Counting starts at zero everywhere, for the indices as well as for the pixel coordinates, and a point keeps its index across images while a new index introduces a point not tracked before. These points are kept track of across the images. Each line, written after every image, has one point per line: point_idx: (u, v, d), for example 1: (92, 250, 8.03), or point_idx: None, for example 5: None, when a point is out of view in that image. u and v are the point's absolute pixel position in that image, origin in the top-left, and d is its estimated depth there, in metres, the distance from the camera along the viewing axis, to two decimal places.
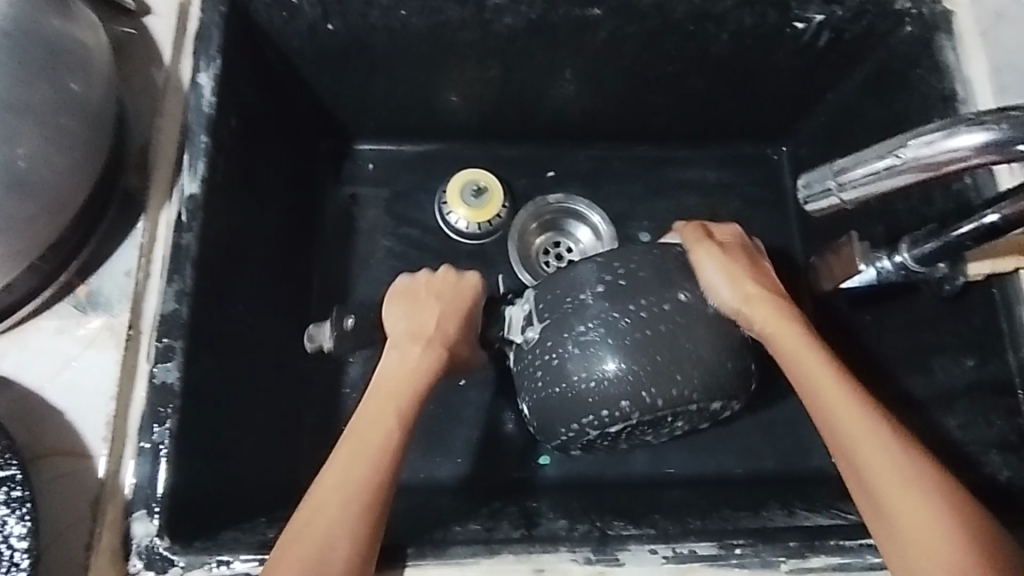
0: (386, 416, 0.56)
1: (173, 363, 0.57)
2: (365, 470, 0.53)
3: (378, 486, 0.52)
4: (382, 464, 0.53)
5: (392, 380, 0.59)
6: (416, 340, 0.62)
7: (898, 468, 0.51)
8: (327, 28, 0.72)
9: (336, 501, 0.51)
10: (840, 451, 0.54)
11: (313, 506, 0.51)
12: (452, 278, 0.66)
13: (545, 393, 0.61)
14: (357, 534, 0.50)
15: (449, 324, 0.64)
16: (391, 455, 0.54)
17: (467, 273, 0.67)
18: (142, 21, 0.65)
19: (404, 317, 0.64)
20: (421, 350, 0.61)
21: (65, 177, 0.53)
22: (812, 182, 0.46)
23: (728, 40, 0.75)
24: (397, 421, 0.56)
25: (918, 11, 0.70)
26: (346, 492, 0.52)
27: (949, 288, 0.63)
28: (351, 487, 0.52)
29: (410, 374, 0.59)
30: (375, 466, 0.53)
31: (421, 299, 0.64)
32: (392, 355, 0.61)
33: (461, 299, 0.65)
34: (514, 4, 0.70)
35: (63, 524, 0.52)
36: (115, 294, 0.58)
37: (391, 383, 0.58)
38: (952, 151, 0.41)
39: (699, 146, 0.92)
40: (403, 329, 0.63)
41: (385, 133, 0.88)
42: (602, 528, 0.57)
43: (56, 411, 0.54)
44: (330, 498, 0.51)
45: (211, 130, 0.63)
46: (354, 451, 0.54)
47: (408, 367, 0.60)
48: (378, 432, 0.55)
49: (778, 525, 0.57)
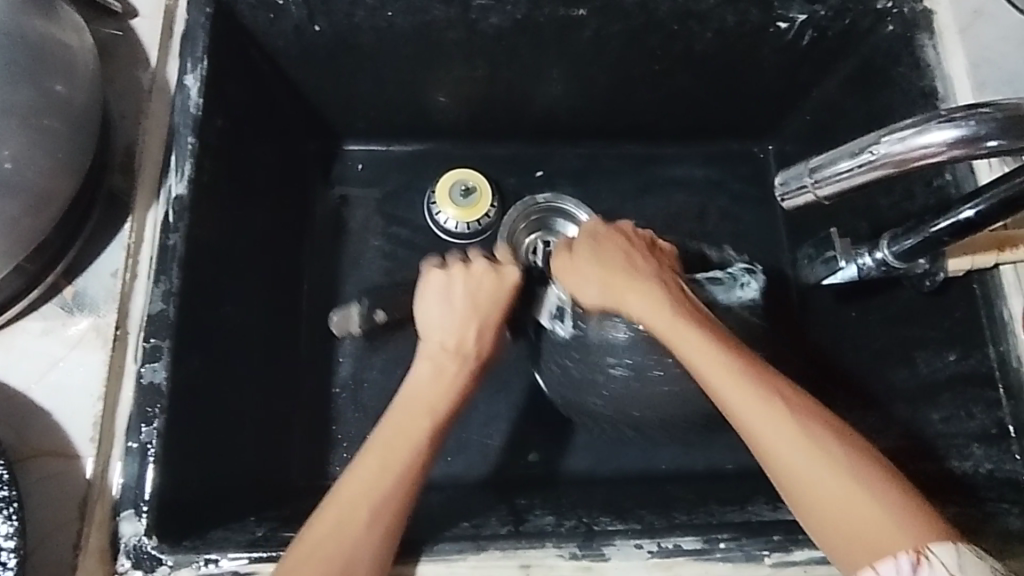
0: (416, 427, 0.55)
1: (160, 363, 0.57)
2: (390, 482, 0.52)
3: (404, 497, 0.52)
4: (411, 475, 0.53)
5: (428, 392, 0.57)
6: (455, 350, 0.60)
7: (793, 442, 0.48)
8: (314, 29, 0.72)
9: (362, 514, 0.51)
10: (751, 442, 0.50)
11: (330, 521, 0.50)
12: (492, 273, 0.64)
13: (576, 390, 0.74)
14: (373, 546, 0.50)
15: (489, 330, 0.62)
16: (418, 466, 0.54)
17: (506, 267, 0.65)
18: (128, 23, 0.65)
19: (442, 322, 0.61)
20: (458, 362, 0.59)
21: (50, 178, 0.53)
22: (789, 179, 0.47)
23: (712, 38, 0.75)
24: (429, 429, 0.56)
25: (899, 9, 0.70)
26: (360, 505, 0.51)
27: (930, 283, 0.64)
28: (370, 500, 0.51)
29: (447, 388, 0.58)
30: (401, 480, 0.52)
31: (458, 304, 0.62)
32: (424, 365, 0.59)
33: (498, 300, 0.63)
34: (500, 4, 0.71)
35: (50, 523, 0.52)
36: (101, 294, 0.58)
37: (425, 396, 0.57)
38: (923, 147, 0.42)
39: (687, 144, 0.93)
40: (438, 336, 0.60)
41: (374, 133, 0.88)
42: (589, 524, 0.58)
43: (42, 411, 0.54)
44: (353, 508, 0.51)
45: (197, 132, 0.63)
46: (379, 464, 0.53)
47: (443, 382, 0.58)
48: (406, 445, 0.54)
49: (763, 519, 0.57)
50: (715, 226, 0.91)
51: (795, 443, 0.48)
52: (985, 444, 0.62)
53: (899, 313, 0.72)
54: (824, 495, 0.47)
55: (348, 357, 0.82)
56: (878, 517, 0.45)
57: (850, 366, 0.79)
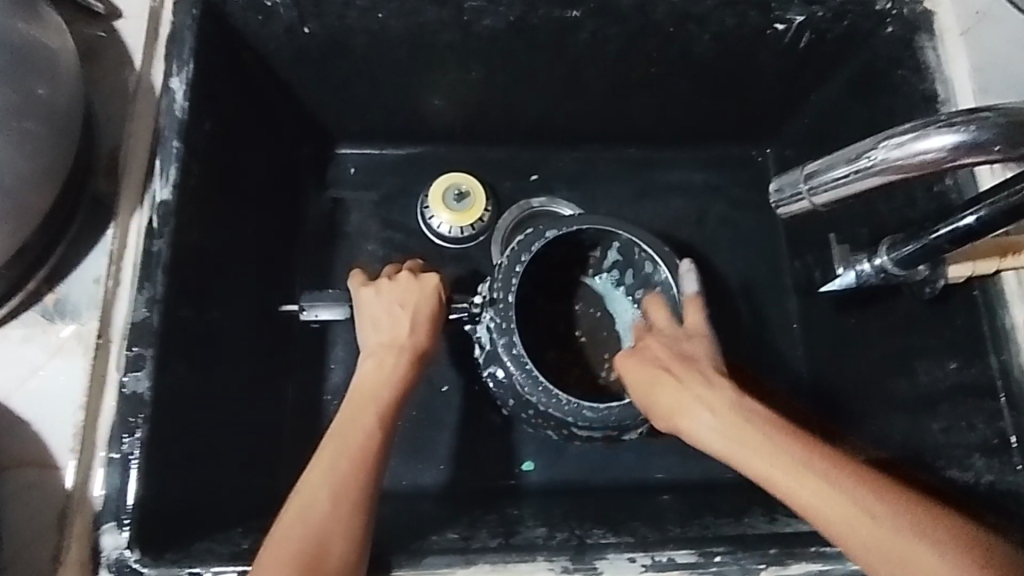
0: (364, 416, 0.55)
1: (143, 372, 0.56)
2: (346, 468, 0.51)
3: (362, 478, 0.51)
4: (367, 459, 0.52)
5: (367, 386, 0.57)
6: (390, 347, 0.59)
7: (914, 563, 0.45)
8: (304, 31, 0.71)
9: (324, 497, 0.49)
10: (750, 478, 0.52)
11: (296, 509, 0.49)
12: (412, 279, 0.63)
13: (513, 402, 0.70)
14: (344, 525, 0.49)
15: (422, 328, 0.61)
16: (372, 450, 0.53)
17: (426, 274, 0.64)
18: (113, 24, 0.64)
19: (378, 326, 0.61)
20: (395, 357, 0.59)
21: (28, 182, 0.52)
22: (784, 186, 0.47)
23: (709, 40, 0.74)
24: (376, 416, 0.55)
25: (900, 11, 0.69)
26: (322, 491, 0.50)
27: (930, 290, 0.62)
28: (331, 486, 0.50)
29: (386, 380, 0.57)
30: (358, 462, 0.51)
31: (389, 307, 0.62)
32: (365, 363, 0.59)
33: (426, 300, 0.62)
34: (493, 6, 0.70)
35: (28, 536, 0.51)
36: (83, 302, 0.57)
37: (362, 391, 0.56)
38: (921, 154, 0.41)
39: (685, 148, 0.91)
40: (374, 337, 0.60)
41: (368, 137, 0.87)
42: (581, 536, 0.57)
43: (23, 421, 0.53)
44: (318, 494, 0.49)
45: (183, 135, 0.62)
46: (333, 451, 0.52)
47: (383, 377, 0.57)
48: (359, 434, 0.53)
49: (759, 532, 0.56)
50: (713, 230, 0.90)
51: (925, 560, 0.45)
52: (987, 455, 0.61)
53: (899, 320, 0.70)
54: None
55: (338, 364, 0.80)
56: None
57: (849, 373, 0.78)
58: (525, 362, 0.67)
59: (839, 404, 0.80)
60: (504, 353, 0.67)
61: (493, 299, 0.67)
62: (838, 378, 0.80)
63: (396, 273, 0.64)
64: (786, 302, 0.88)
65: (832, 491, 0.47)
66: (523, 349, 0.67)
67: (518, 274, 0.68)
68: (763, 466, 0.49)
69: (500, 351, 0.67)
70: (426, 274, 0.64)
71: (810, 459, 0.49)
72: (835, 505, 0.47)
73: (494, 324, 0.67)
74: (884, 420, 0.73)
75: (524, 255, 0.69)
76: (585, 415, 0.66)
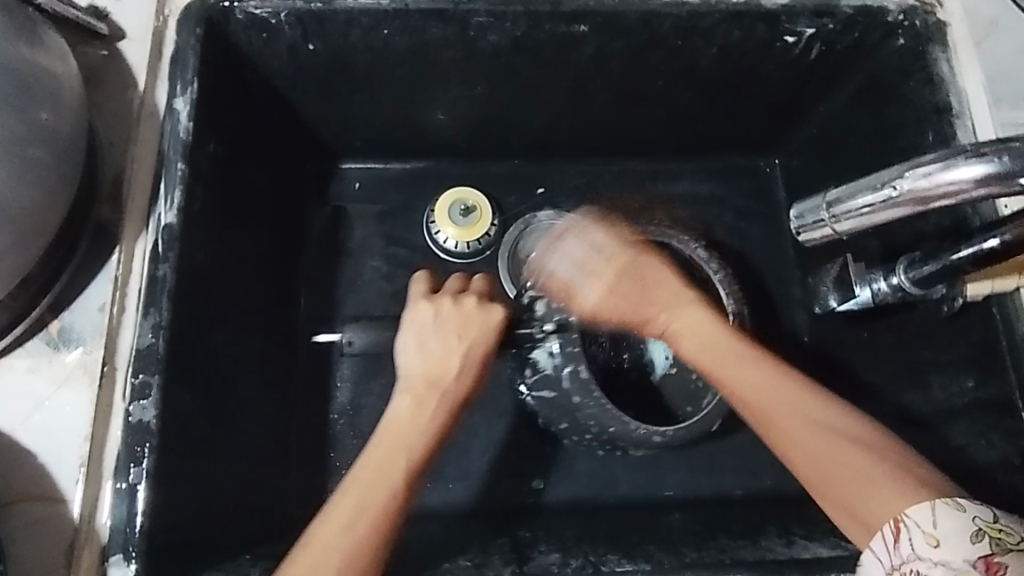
0: (394, 465, 0.54)
1: (149, 401, 0.55)
2: (365, 525, 0.49)
3: (379, 536, 0.50)
4: (386, 514, 0.51)
5: (401, 428, 0.56)
6: (436, 386, 0.59)
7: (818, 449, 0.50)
8: (307, 49, 0.70)
9: (333, 560, 0.48)
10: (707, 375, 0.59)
11: (307, 560, 0.47)
12: (478, 309, 0.63)
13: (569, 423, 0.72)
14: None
15: (472, 367, 0.61)
16: (395, 509, 0.51)
17: (492, 306, 0.64)
18: (116, 45, 0.63)
19: (428, 359, 0.60)
20: (437, 398, 0.58)
21: (31, 211, 0.51)
22: (807, 213, 0.49)
23: (718, 53, 0.73)
24: (409, 469, 0.54)
25: (911, 23, 0.68)
26: (335, 548, 0.48)
27: (947, 308, 0.62)
28: (345, 543, 0.48)
29: (423, 423, 0.57)
30: (376, 519, 0.50)
31: (447, 337, 0.61)
32: (404, 400, 0.58)
33: (485, 334, 0.62)
34: (498, 22, 0.68)
35: (36, 571, 0.50)
36: (88, 330, 0.56)
37: (396, 434, 0.56)
38: (947, 185, 0.40)
39: (691, 160, 0.90)
40: (422, 368, 0.60)
41: (371, 152, 0.86)
42: (596, 563, 0.56)
43: (28, 454, 0.52)
44: (327, 554, 0.48)
45: (188, 158, 0.61)
46: (355, 504, 0.51)
47: (419, 422, 0.57)
48: (382, 487, 0.52)
49: (777, 557, 0.55)
50: (722, 242, 0.89)
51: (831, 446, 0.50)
52: (1008, 474, 0.60)
53: (913, 335, 0.70)
54: (848, 485, 0.48)
55: (346, 382, 0.79)
56: (902, 497, 0.46)
57: (862, 387, 0.77)
58: (589, 389, 0.70)
59: None
60: (569, 378, 0.70)
61: (564, 326, 0.69)
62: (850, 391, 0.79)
63: (463, 297, 0.64)
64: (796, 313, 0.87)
65: (766, 384, 0.55)
66: (588, 375, 0.70)
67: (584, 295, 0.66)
68: (713, 363, 0.58)
69: (565, 378, 0.70)
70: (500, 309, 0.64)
71: (756, 362, 0.57)
72: (771, 395, 0.54)
73: (560, 350, 0.70)
74: None
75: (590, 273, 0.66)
76: (653, 439, 0.71)
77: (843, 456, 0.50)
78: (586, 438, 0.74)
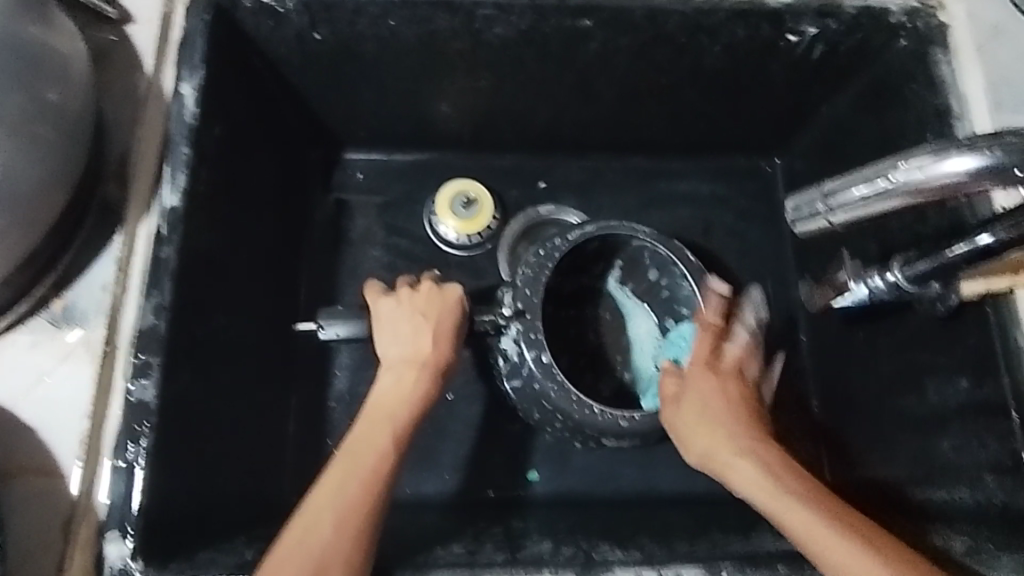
0: (380, 434, 0.55)
1: (150, 380, 0.55)
2: (354, 489, 0.51)
3: (369, 501, 0.51)
4: (374, 479, 0.52)
5: (387, 400, 0.58)
6: (413, 362, 0.60)
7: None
8: (315, 37, 0.71)
9: (326, 522, 0.49)
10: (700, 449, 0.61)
11: (301, 527, 0.49)
12: (434, 291, 0.64)
13: (540, 415, 0.71)
14: (345, 548, 0.48)
15: (443, 342, 0.61)
16: (383, 474, 0.53)
17: (448, 286, 0.65)
18: (125, 29, 0.64)
19: (399, 340, 0.61)
20: (416, 372, 0.59)
21: (37, 188, 0.52)
22: (801, 205, 0.47)
23: (721, 52, 0.74)
24: (393, 436, 0.55)
25: (914, 25, 0.69)
26: (326, 511, 0.50)
27: (942, 308, 0.62)
28: (337, 506, 0.50)
29: (406, 398, 0.58)
30: (365, 484, 0.51)
31: (412, 321, 0.62)
32: (385, 377, 0.59)
33: (447, 314, 0.63)
34: (505, 15, 0.69)
35: (32, 545, 0.51)
36: (91, 309, 0.57)
37: (380, 405, 0.57)
38: (944, 176, 0.41)
39: (694, 159, 0.91)
40: (395, 352, 0.61)
41: (376, 143, 0.87)
42: (588, 551, 0.56)
43: (28, 428, 0.53)
44: (321, 517, 0.49)
45: (193, 141, 0.62)
46: (345, 471, 0.52)
47: (401, 395, 0.58)
48: (370, 454, 0.54)
49: (768, 550, 0.56)
50: (721, 240, 0.90)
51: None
52: (999, 475, 0.61)
53: (908, 335, 0.70)
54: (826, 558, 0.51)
55: (344, 370, 0.80)
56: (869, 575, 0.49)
57: (858, 387, 0.77)
58: (554, 373, 0.67)
59: (847, 418, 0.79)
60: (534, 364, 0.67)
61: (520, 311, 0.67)
62: (846, 392, 0.79)
63: (417, 285, 0.65)
64: (794, 313, 0.87)
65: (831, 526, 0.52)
66: (551, 360, 0.68)
67: (532, 295, 0.68)
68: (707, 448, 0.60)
69: (530, 364, 0.68)
70: (453, 288, 0.64)
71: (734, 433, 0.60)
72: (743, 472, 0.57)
73: (522, 336, 0.67)
74: (893, 437, 0.72)
75: (543, 275, 0.69)
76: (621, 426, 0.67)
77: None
78: (557, 428, 0.72)
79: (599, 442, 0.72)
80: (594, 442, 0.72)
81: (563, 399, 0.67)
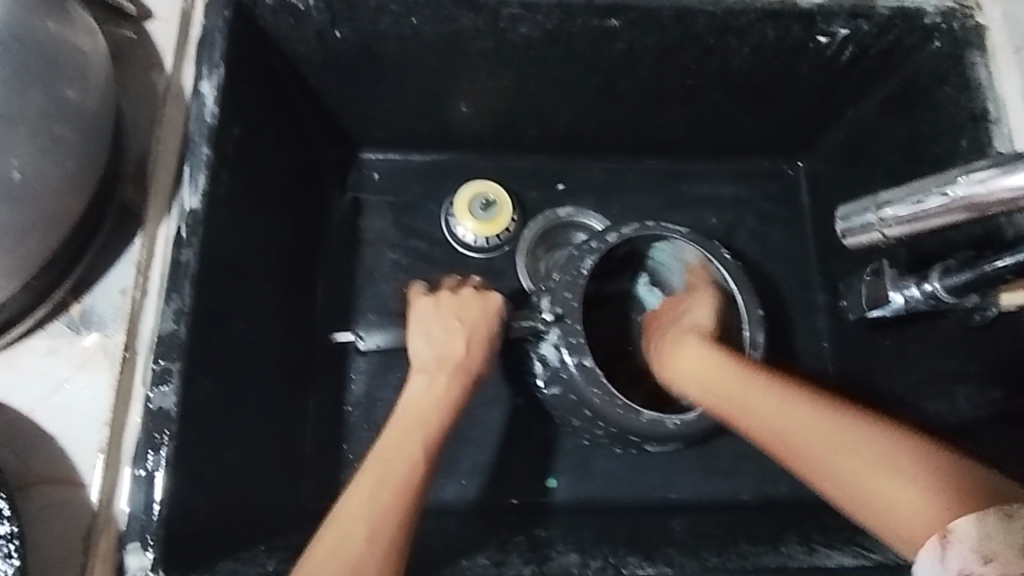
0: (409, 443, 0.54)
1: (169, 387, 0.54)
2: (385, 500, 0.49)
3: (402, 513, 0.49)
4: (406, 490, 0.50)
5: (416, 407, 0.57)
6: (444, 365, 0.59)
7: (934, 517, 0.41)
8: (335, 35, 0.69)
9: (360, 532, 0.48)
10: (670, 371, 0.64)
11: (330, 540, 0.48)
12: (475, 295, 0.63)
13: (579, 421, 0.70)
14: (378, 562, 0.47)
15: (476, 350, 0.61)
16: (414, 484, 0.51)
17: (489, 292, 0.64)
18: (144, 26, 0.63)
19: (433, 342, 0.61)
20: (447, 377, 0.58)
21: (57, 191, 0.50)
22: (854, 215, 0.49)
23: (749, 53, 0.72)
24: (423, 444, 0.54)
25: (949, 26, 0.67)
26: (359, 522, 0.48)
27: (979, 318, 0.63)
28: (369, 517, 0.48)
29: (437, 404, 0.57)
30: (397, 494, 0.50)
31: (448, 324, 0.62)
32: (419, 380, 0.59)
33: (487, 319, 0.62)
34: (530, 14, 0.67)
35: (52, 556, 0.50)
36: (109, 313, 0.56)
37: (413, 413, 0.56)
38: (1002, 191, 0.40)
39: (715, 160, 0.89)
40: (431, 353, 0.60)
41: (393, 142, 0.85)
42: (617, 566, 0.55)
43: (47, 435, 0.52)
44: (353, 527, 0.48)
45: (212, 142, 0.60)
46: (376, 479, 0.51)
47: (432, 401, 0.57)
48: (400, 462, 0.52)
49: (799, 565, 0.55)
50: (744, 244, 0.88)
51: (872, 483, 0.45)
52: None
53: (939, 343, 0.69)
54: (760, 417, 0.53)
55: (361, 374, 0.79)
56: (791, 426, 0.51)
57: (883, 395, 0.76)
58: (597, 377, 0.66)
59: None
60: (577, 369, 0.66)
61: (560, 315, 0.66)
62: (872, 400, 0.78)
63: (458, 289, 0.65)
64: (817, 319, 0.86)
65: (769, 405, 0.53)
66: (593, 364, 0.66)
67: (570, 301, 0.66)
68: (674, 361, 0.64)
69: (571, 369, 0.66)
70: (493, 294, 0.64)
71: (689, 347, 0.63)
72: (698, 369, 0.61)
73: (562, 341, 0.66)
74: None
75: (580, 282, 0.67)
76: (667, 428, 0.66)
77: (918, 479, 0.43)
78: (597, 434, 0.70)
79: (639, 448, 0.71)
80: (632, 447, 0.71)
81: (608, 405, 0.65)
